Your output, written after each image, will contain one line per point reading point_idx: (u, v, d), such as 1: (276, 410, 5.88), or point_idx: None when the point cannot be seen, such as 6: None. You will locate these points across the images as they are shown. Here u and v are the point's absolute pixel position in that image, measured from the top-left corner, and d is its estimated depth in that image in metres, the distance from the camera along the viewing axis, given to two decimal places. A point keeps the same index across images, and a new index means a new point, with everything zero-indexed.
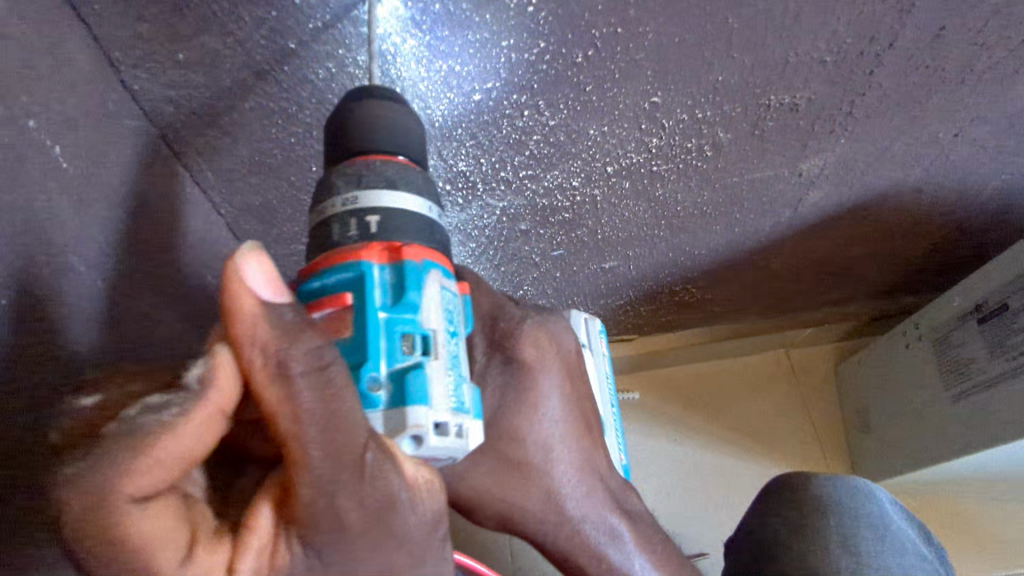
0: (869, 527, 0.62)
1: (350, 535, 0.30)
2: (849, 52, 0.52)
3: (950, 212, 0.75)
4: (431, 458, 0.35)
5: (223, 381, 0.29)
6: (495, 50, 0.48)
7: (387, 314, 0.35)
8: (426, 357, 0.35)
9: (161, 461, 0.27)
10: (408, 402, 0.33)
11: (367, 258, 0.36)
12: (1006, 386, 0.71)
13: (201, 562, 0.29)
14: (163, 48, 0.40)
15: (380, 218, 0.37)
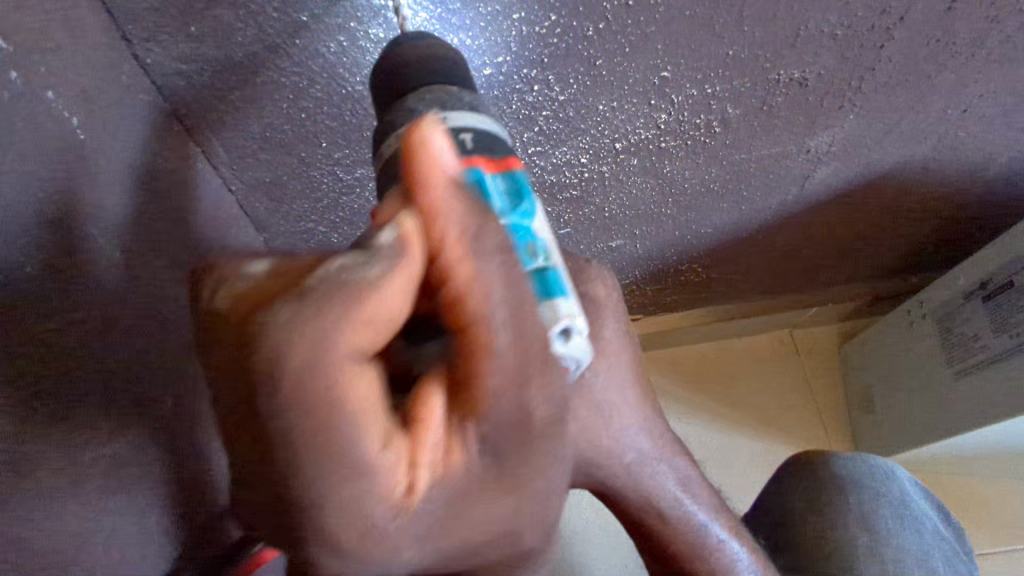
0: (889, 513, 0.70)
1: (527, 432, 0.29)
2: (860, 27, 0.50)
3: (973, 182, 0.74)
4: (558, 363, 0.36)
5: (414, 255, 0.28)
6: (506, 22, 0.45)
7: (509, 219, 0.35)
8: (549, 262, 0.36)
9: (372, 320, 0.27)
10: (554, 295, 0.34)
11: (480, 166, 0.35)
12: (1009, 365, 0.71)
13: (392, 440, 0.27)
14: (174, 20, 0.40)
15: (474, 136, 0.36)
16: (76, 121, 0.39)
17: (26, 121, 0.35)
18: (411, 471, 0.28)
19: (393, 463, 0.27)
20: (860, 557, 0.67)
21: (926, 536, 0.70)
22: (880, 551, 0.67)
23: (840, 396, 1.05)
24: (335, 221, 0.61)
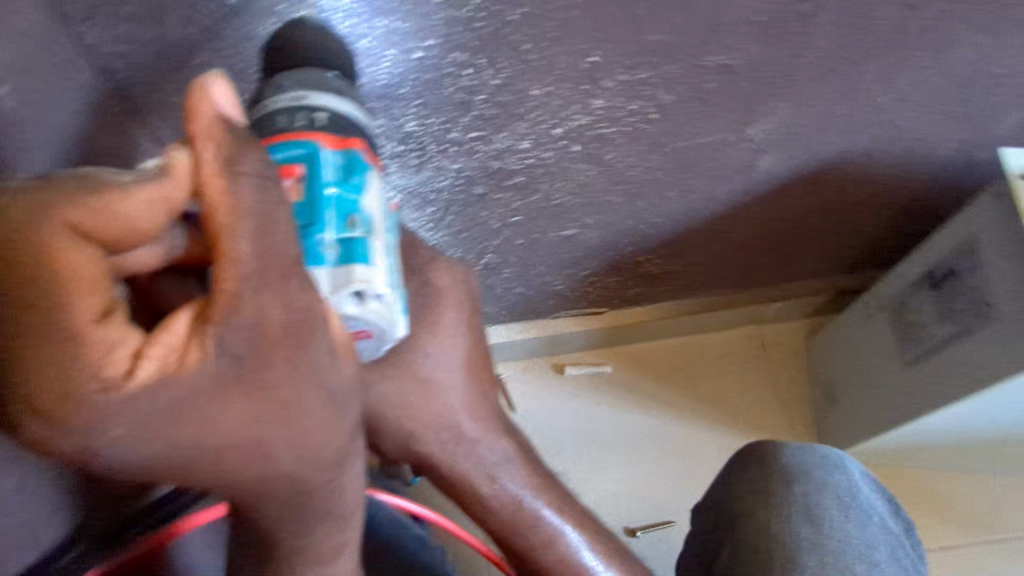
0: (836, 501, 0.66)
1: (233, 382, 0.32)
2: (779, 13, 0.52)
3: (918, 173, 0.76)
4: (360, 325, 0.39)
5: (181, 177, 0.31)
6: (429, 5, 0.47)
7: (333, 191, 0.38)
8: (369, 235, 0.39)
9: (118, 216, 0.29)
10: (354, 263, 0.38)
11: (318, 140, 0.39)
12: (955, 350, 0.72)
13: (115, 335, 0.29)
14: (110, 1, 0.42)
15: (327, 116, 0.40)
16: (1, 88, 0.40)
17: None
18: (136, 360, 0.30)
19: (115, 343, 0.29)
20: (800, 550, 0.63)
21: (871, 529, 0.65)
22: (822, 544, 0.64)
23: (804, 390, 1.06)
24: None
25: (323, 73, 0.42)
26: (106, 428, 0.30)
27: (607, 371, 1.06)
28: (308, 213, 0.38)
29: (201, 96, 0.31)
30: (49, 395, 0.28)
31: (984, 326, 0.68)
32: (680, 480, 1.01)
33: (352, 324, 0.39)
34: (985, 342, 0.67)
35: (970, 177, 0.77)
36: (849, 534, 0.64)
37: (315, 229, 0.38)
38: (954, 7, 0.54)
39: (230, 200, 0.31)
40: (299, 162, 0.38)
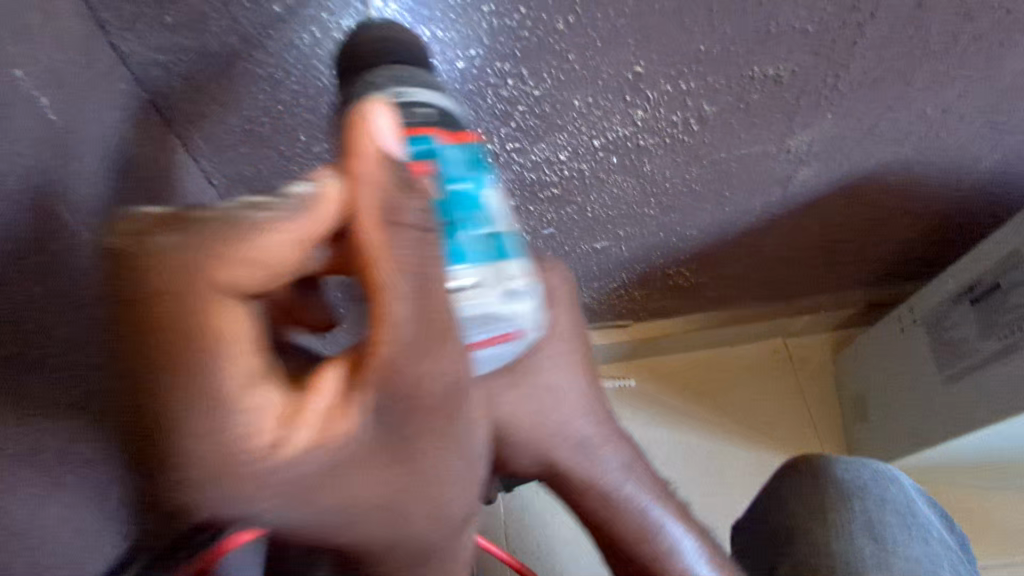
0: (896, 514, 0.65)
1: (381, 452, 0.29)
2: (830, 22, 0.50)
3: (960, 185, 0.74)
4: (502, 322, 0.41)
5: (324, 213, 0.29)
6: (477, 14, 0.45)
7: (465, 187, 0.39)
8: (500, 226, 0.40)
9: (257, 261, 0.27)
10: (503, 260, 0.39)
11: (441, 134, 0.39)
12: (997, 367, 0.70)
13: (260, 397, 0.27)
14: (149, 9, 0.41)
15: (433, 112, 0.39)
16: (46, 103, 0.39)
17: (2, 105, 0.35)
18: (283, 428, 0.27)
19: (262, 408, 0.27)
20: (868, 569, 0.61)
21: (933, 545, 0.64)
22: (889, 562, 0.61)
23: (833, 404, 1.04)
24: None
25: (415, 69, 0.40)
26: (246, 493, 0.28)
27: (632, 384, 1.04)
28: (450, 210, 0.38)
29: (364, 131, 0.30)
30: (196, 470, 0.27)
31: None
32: (715, 499, 0.98)
33: (503, 322, 0.41)
34: None
35: (1014, 190, 0.75)
36: (911, 548, 0.62)
37: (459, 226, 0.38)
38: (1009, 17, 0.52)
39: (387, 251, 0.28)
40: (427, 158, 0.38)
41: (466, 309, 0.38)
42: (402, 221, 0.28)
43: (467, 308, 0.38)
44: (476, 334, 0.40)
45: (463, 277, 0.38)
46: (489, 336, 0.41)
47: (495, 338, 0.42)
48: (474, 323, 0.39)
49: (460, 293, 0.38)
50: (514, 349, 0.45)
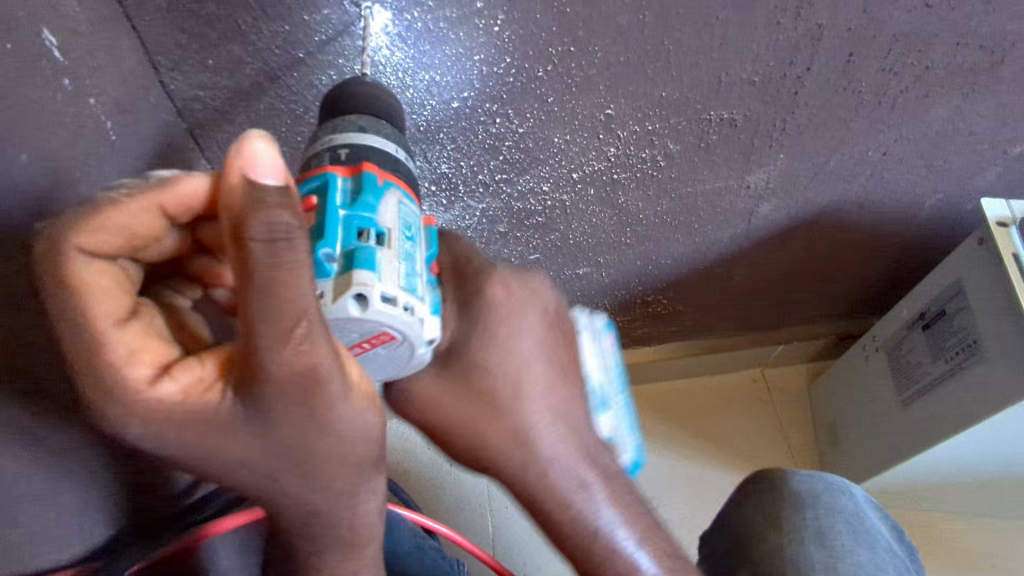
0: (846, 522, 0.68)
1: (274, 421, 0.35)
2: (773, 74, 0.59)
3: (907, 221, 0.82)
4: (374, 331, 0.39)
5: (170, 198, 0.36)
6: (469, 62, 0.53)
7: (346, 212, 0.40)
8: (380, 246, 0.39)
9: (109, 229, 0.35)
10: (358, 268, 0.38)
11: (333, 171, 0.41)
12: (947, 387, 0.76)
13: (120, 341, 0.35)
14: (195, 54, 0.49)
15: (349, 151, 0.43)
16: (106, 122, 0.46)
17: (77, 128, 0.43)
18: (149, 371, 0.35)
19: (120, 347, 0.34)
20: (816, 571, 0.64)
21: (880, 553, 0.67)
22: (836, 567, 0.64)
23: (807, 432, 1.09)
24: None
25: (377, 117, 0.46)
26: (113, 410, 0.34)
27: None
28: (324, 231, 0.39)
29: (242, 161, 0.32)
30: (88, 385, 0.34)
31: (972, 364, 0.72)
32: (689, 507, 1.03)
33: (368, 328, 0.39)
34: (973, 379, 0.72)
35: (955, 225, 0.83)
36: (858, 553, 0.66)
37: (326, 243, 0.39)
38: (929, 72, 0.61)
39: (248, 267, 0.31)
40: (313, 193, 0.41)
41: (336, 321, 0.38)
42: (272, 241, 0.31)
43: (332, 318, 0.38)
44: (344, 339, 0.40)
45: (325, 292, 0.38)
46: (360, 338, 0.40)
47: (364, 341, 0.40)
48: (356, 330, 0.39)
49: (317, 304, 0.38)
50: (413, 358, 0.43)
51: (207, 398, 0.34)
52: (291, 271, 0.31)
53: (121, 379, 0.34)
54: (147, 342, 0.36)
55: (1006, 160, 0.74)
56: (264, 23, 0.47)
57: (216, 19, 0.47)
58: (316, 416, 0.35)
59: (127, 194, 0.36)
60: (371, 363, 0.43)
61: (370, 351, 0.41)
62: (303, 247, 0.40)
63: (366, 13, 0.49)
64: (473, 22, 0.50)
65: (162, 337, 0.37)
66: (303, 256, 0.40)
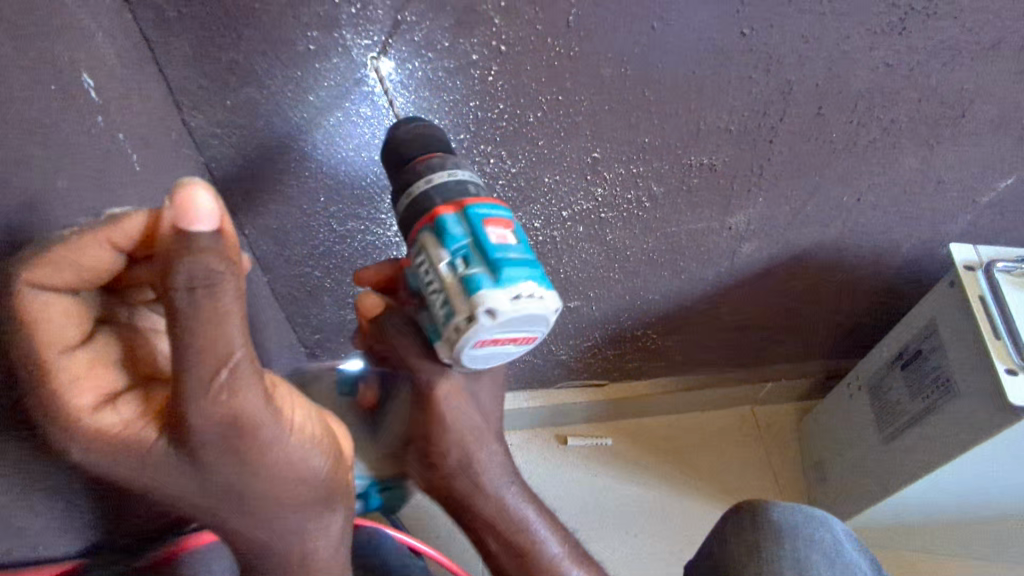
0: (822, 555, 0.67)
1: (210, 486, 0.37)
2: (748, 123, 0.63)
3: (885, 264, 0.86)
4: (522, 322, 0.45)
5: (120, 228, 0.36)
6: (465, 107, 0.58)
7: (523, 243, 0.48)
8: (523, 267, 0.49)
9: (55, 263, 0.36)
10: (505, 280, 0.44)
11: (466, 202, 0.48)
12: (925, 424, 0.78)
13: (62, 371, 0.37)
14: (215, 96, 0.54)
15: (478, 187, 0.50)
16: (135, 160, 0.50)
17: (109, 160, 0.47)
18: (87, 406, 0.36)
19: (61, 381, 0.37)
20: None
21: None
22: None
23: (796, 469, 1.11)
24: (328, 267, 0.74)
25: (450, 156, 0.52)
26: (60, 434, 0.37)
27: (608, 443, 1.11)
28: (526, 252, 0.47)
29: (180, 212, 0.30)
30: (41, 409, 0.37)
31: (946, 402, 0.75)
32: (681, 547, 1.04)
33: (526, 331, 0.46)
34: (949, 417, 0.74)
35: (931, 268, 0.87)
36: None
37: (529, 257, 0.47)
38: (894, 125, 0.66)
39: (171, 311, 0.31)
40: (507, 218, 0.48)
41: (520, 315, 0.44)
42: (194, 288, 0.31)
43: (521, 313, 0.44)
44: (509, 334, 0.46)
45: (527, 291, 0.45)
46: (516, 337, 0.46)
47: (516, 340, 0.47)
48: (508, 327, 0.45)
49: (521, 300, 0.44)
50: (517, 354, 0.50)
51: (143, 434, 0.36)
52: (211, 312, 0.31)
53: (66, 408, 0.36)
54: (95, 370, 0.38)
55: (974, 208, 0.78)
56: (279, 70, 0.53)
57: (236, 64, 0.52)
58: (248, 454, 0.36)
59: (76, 231, 0.36)
60: (490, 356, 0.48)
61: (504, 346, 0.47)
62: (511, 252, 0.46)
63: (372, 62, 0.54)
64: (469, 72, 0.55)
65: (110, 365, 0.39)
66: (513, 258, 0.46)
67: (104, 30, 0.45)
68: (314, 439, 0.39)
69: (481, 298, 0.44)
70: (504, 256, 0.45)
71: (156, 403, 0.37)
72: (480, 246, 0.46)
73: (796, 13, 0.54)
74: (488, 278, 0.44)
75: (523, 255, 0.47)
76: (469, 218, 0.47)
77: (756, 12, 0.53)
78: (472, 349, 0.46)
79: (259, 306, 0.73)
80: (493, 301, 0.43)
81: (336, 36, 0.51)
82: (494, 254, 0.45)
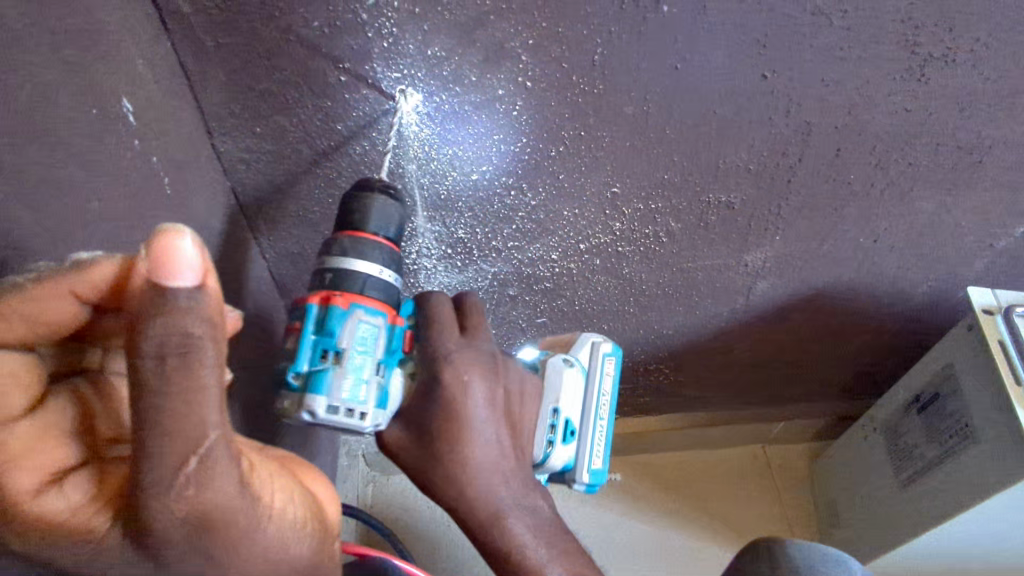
0: None
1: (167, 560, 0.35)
2: (767, 162, 0.64)
3: (900, 305, 0.85)
4: (338, 427, 0.51)
5: (89, 279, 0.35)
6: (489, 140, 0.59)
7: (316, 335, 0.50)
8: (337, 365, 0.49)
9: (15, 313, 0.34)
10: (310, 392, 0.49)
11: (333, 302, 0.50)
12: (942, 469, 0.77)
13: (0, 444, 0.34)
14: (246, 122, 0.55)
15: (333, 274, 0.51)
16: (168, 182, 0.51)
17: (143, 183, 0.48)
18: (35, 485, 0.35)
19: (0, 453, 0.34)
20: None
21: None
22: None
23: (808, 511, 1.09)
24: None
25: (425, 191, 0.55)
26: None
27: (617, 478, 1.10)
28: (300, 355, 0.50)
29: (159, 263, 0.29)
30: None
31: (964, 448, 0.74)
32: None
33: (338, 423, 0.50)
34: (968, 463, 0.73)
35: (947, 312, 0.87)
36: None
37: (297, 364, 0.50)
38: (912, 168, 0.66)
39: (139, 382, 0.30)
40: (303, 317, 0.51)
41: (311, 416, 0.49)
42: (166, 355, 0.30)
43: (313, 416, 0.49)
44: (331, 421, 0.50)
45: (307, 402, 0.49)
46: (341, 422, 0.50)
47: (350, 425, 0.51)
48: (327, 421, 0.50)
49: (292, 407, 0.49)
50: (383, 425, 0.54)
51: (96, 522, 0.35)
52: (190, 382, 0.30)
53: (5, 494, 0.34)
54: (43, 445, 0.36)
55: (991, 253, 0.78)
56: (310, 99, 0.54)
57: (268, 93, 0.53)
58: (221, 549, 0.36)
59: (33, 279, 0.34)
60: (363, 428, 0.53)
61: (359, 426, 0.52)
62: (303, 364, 0.50)
63: (400, 94, 0.55)
64: (494, 106, 0.56)
65: (61, 437, 0.37)
66: (303, 371, 0.50)
67: (144, 57, 0.46)
68: (296, 524, 0.40)
69: (285, 406, 0.50)
70: (301, 368, 0.50)
71: (107, 485, 0.36)
72: (288, 357, 0.51)
73: (817, 58, 0.55)
74: (285, 391, 0.51)
75: (296, 364, 0.50)
76: (303, 324, 0.51)
77: (778, 55, 0.54)
78: (330, 424, 0.52)
79: (276, 330, 0.73)
80: (283, 411, 0.50)
81: (367, 69, 0.52)
82: (285, 364, 0.51)
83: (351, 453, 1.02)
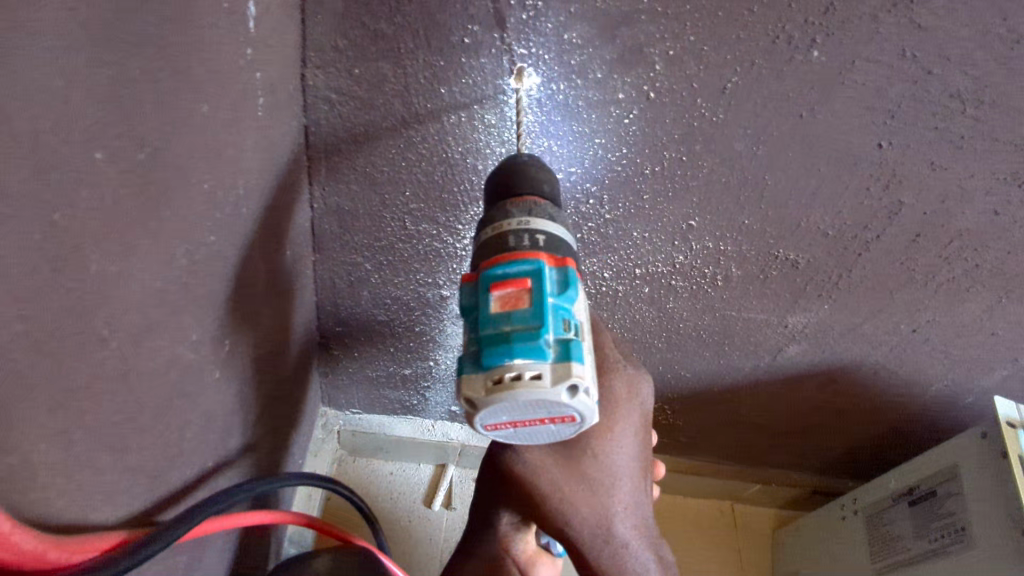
0: None
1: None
2: (846, 231, 0.63)
3: (912, 398, 0.86)
4: (559, 413, 0.40)
5: None
6: (589, 143, 0.56)
7: (554, 300, 0.41)
8: (580, 338, 0.41)
9: None
10: (513, 357, 0.38)
11: (499, 260, 0.42)
12: (926, 566, 0.77)
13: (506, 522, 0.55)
14: (346, 61, 0.51)
15: (547, 238, 0.43)
16: (262, 103, 0.45)
17: (249, 102, 0.42)
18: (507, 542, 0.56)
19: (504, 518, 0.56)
20: None
21: None
22: None
23: None
24: (380, 262, 0.70)
25: (542, 202, 0.46)
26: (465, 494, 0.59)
27: None
28: (537, 317, 0.39)
29: None
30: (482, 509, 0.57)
31: (956, 551, 0.74)
32: None
33: (556, 410, 0.39)
34: (957, 566, 0.73)
35: (951, 413, 0.88)
36: None
37: (543, 329, 0.39)
38: (976, 270, 0.67)
39: None
40: (527, 275, 0.41)
41: (513, 400, 0.38)
42: None
43: (517, 397, 0.38)
44: (523, 416, 0.40)
45: (517, 369, 0.38)
46: (543, 417, 0.40)
47: (545, 418, 0.40)
48: (512, 411, 0.39)
49: (509, 382, 0.38)
50: (568, 435, 0.43)
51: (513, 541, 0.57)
52: None
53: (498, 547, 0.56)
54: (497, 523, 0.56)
55: (1011, 365, 0.80)
56: (423, 54, 0.50)
57: (383, 37, 0.49)
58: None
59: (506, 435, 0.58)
60: (528, 433, 0.43)
61: (540, 426, 0.41)
62: (507, 323, 0.39)
63: (518, 73, 0.51)
64: (608, 109, 0.54)
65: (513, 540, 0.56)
66: (512, 333, 0.39)
67: None
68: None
69: (479, 385, 0.39)
70: (495, 331, 0.40)
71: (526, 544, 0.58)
72: (478, 319, 0.41)
73: (935, 140, 0.54)
74: (476, 363, 0.40)
75: (533, 329, 0.39)
76: (479, 287, 0.42)
77: (900, 129, 0.54)
78: (491, 433, 0.42)
79: (301, 287, 0.68)
80: (472, 391, 0.39)
81: (495, 37, 0.49)
82: (486, 330, 0.40)
83: (327, 427, 0.96)
